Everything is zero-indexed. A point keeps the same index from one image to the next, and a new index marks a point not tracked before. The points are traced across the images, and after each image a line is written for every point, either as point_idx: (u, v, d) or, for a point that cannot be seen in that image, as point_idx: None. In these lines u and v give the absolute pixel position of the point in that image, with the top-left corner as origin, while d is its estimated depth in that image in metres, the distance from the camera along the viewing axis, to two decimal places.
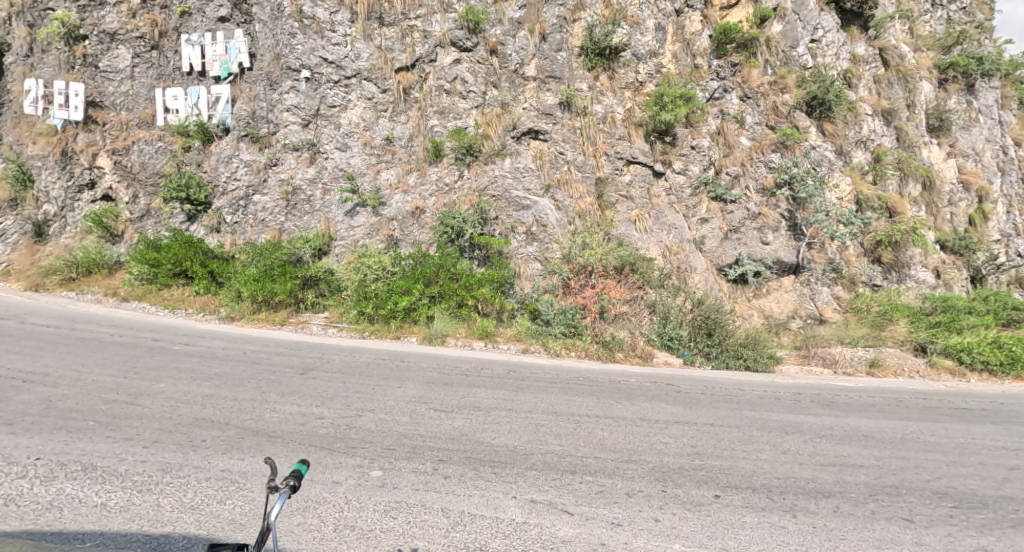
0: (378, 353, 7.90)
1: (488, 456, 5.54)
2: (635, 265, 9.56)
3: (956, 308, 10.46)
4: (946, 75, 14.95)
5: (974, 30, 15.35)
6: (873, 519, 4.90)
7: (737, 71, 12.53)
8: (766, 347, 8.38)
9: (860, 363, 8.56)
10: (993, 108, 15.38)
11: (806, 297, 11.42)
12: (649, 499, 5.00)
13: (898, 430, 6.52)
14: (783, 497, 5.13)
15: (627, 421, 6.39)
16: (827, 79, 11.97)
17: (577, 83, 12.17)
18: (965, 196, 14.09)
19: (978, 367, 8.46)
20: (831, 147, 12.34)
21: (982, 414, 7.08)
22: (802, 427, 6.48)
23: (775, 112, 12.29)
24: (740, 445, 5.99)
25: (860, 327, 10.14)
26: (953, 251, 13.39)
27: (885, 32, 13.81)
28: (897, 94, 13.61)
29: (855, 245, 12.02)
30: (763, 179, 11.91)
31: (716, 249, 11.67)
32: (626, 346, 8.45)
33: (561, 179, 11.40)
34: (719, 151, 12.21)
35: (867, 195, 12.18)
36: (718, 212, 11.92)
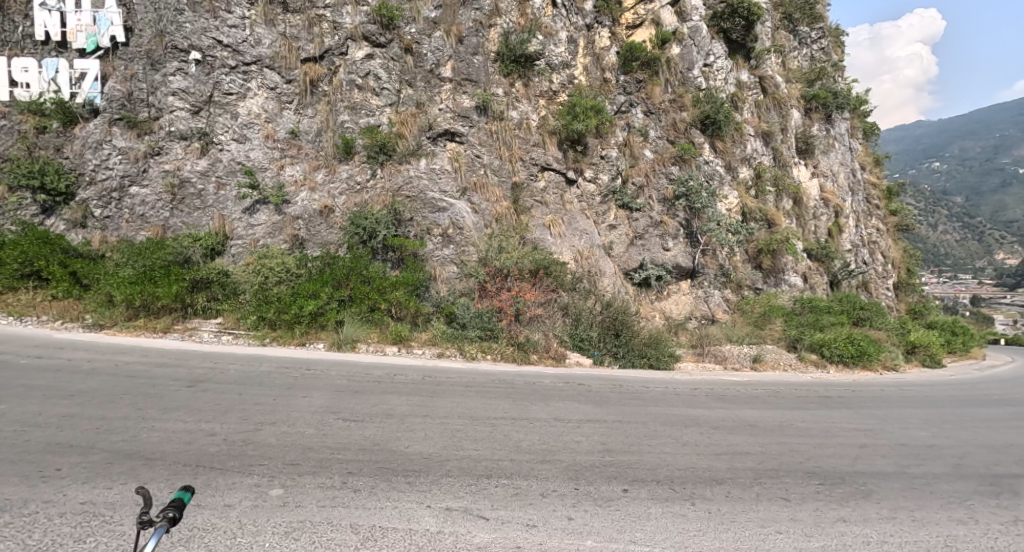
0: (279, 362, 7.31)
1: (402, 465, 5.31)
2: (549, 268, 9.80)
3: (819, 308, 12.13)
4: (810, 105, 17.18)
5: (830, 68, 17.90)
6: (758, 501, 5.28)
7: (642, 88, 13.44)
8: (666, 347, 9.06)
9: (745, 359, 9.49)
10: (845, 136, 18.00)
11: (701, 299, 12.52)
12: (563, 498, 5.03)
13: (777, 419, 7.30)
14: (683, 487, 5.43)
15: (542, 421, 6.52)
16: (718, 100, 13.32)
17: (494, 87, 12.31)
18: (826, 211, 16.31)
19: (836, 359, 9.87)
20: (722, 163, 13.74)
21: (839, 400, 8.18)
22: (698, 420, 7.01)
23: (674, 128, 13.37)
24: (646, 440, 6.35)
25: (745, 326, 11.29)
26: (817, 258, 15.31)
27: (763, 63, 15.56)
28: (774, 119, 15.42)
29: (740, 252, 13.39)
30: (664, 190, 12.84)
31: (623, 253, 12.29)
32: (540, 347, 8.62)
33: (477, 183, 11.42)
34: (625, 162, 12.92)
35: (751, 207, 13.79)
36: (625, 220, 12.62)
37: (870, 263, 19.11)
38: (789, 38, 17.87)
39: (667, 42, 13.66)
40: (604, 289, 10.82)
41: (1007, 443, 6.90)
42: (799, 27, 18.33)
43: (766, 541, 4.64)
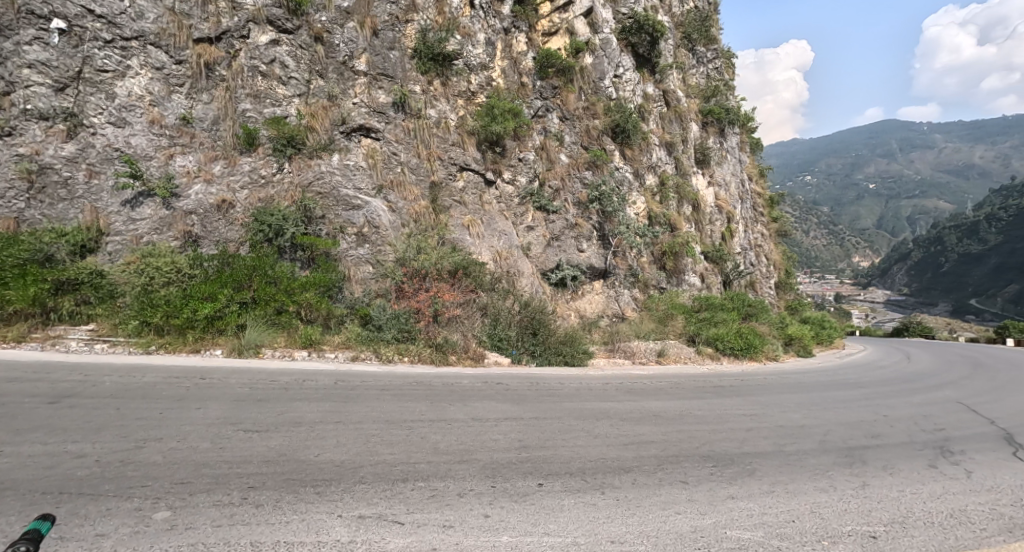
0: (167, 373, 6.55)
1: (311, 475, 4.47)
2: (467, 268, 9.83)
3: (714, 305, 13.60)
4: (707, 119, 19.94)
5: (723, 86, 20.70)
6: (660, 485, 5.08)
7: (557, 94, 14.54)
8: (580, 344, 9.50)
9: (651, 353, 10.26)
10: (734, 150, 21.11)
11: (612, 299, 13.36)
12: (480, 496, 4.51)
13: (678, 409, 7.73)
14: (593, 478, 5.12)
15: (461, 422, 6.20)
16: (626, 110, 15.07)
17: (411, 84, 12.17)
18: (720, 217, 19.20)
19: (728, 352, 11.00)
20: (631, 169, 15.42)
21: (729, 389, 8.99)
22: (609, 413, 7.23)
23: (587, 134, 14.65)
24: (560, 434, 6.21)
25: (651, 323, 12.13)
26: (712, 260, 17.72)
27: (667, 78, 17.91)
28: (676, 129, 17.92)
29: (648, 253, 14.98)
30: (579, 193, 13.84)
31: (540, 254, 12.71)
32: (458, 348, 8.58)
33: (394, 181, 11.11)
34: (542, 165, 13.52)
35: (656, 212, 15.58)
36: (541, 222, 13.10)
37: (755, 264, 21.46)
38: (689, 56, 20.28)
39: (581, 51, 14.89)
40: (523, 289, 10.97)
41: (858, 419, 7.85)
42: (696, 47, 20.80)
43: (667, 522, 4.39)
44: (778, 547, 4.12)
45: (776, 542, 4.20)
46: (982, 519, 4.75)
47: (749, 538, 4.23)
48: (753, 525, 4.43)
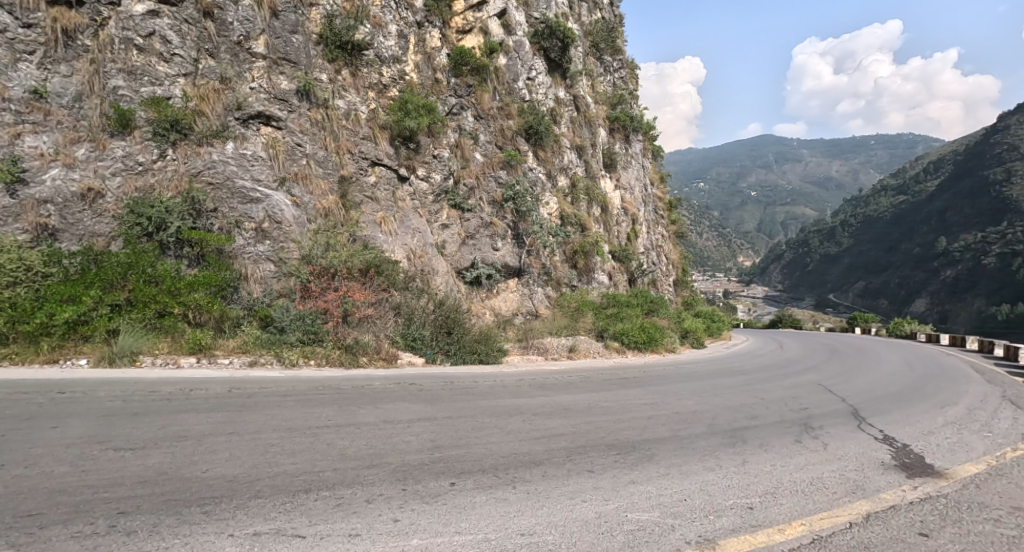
0: (15, 387, 5.72)
1: (197, 493, 4.09)
2: (380, 267, 9.51)
3: (620, 303, 14.26)
4: (614, 125, 20.94)
5: (628, 95, 21.86)
6: (569, 476, 5.18)
7: (472, 93, 14.49)
8: (495, 342, 9.61)
9: (563, 349, 10.60)
10: (638, 155, 22.43)
11: (527, 297, 13.53)
12: (390, 501, 4.35)
13: (587, 402, 7.94)
14: (505, 473, 5.13)
15: (371, 425, 5.98)
16: (539, 113, 15.63)
17: (316, 73, 11.64)
18: (626, 219, 20.17)
19: (633, 345, 11.93)
20: (544, 171, 15.78)
21: (633, 381, 9.37)
22: (521, 409, 7.28)
23: (501, 135, 14.86)
24: (473, 432, 6.18)
25: (563, 319, 12.53)
26: (620, 259, 18.56)
27: (577, 84, 18.57)
28: (586, 133, 18.63)
29: (560, 252, 15.30)
30: (493, 193, 13.95)
31: (455, 253, 12.59)
32: (370, 350, 8.30)
33: (299, 174, 10.50)
34: (457, 163, 13.43)
35: (568, 213, 16.03)
36: (457, 220, 13.00)
37: (657, 263, 22.75)
38: (597, 64, 21.09)
39: (495, 52, 15.12)
40: (438, 289, 10.80)
41: (743, 403, 8.51)
42: (603, 56, 21.71)
43: (574, 511, 4.47)
44: (673, 525, 4.33)
45: (670, 521, 4.40)
46: (835, 484, 5.27)
47: (647, 519, 4.41)
48: (650, 506, 4.63)
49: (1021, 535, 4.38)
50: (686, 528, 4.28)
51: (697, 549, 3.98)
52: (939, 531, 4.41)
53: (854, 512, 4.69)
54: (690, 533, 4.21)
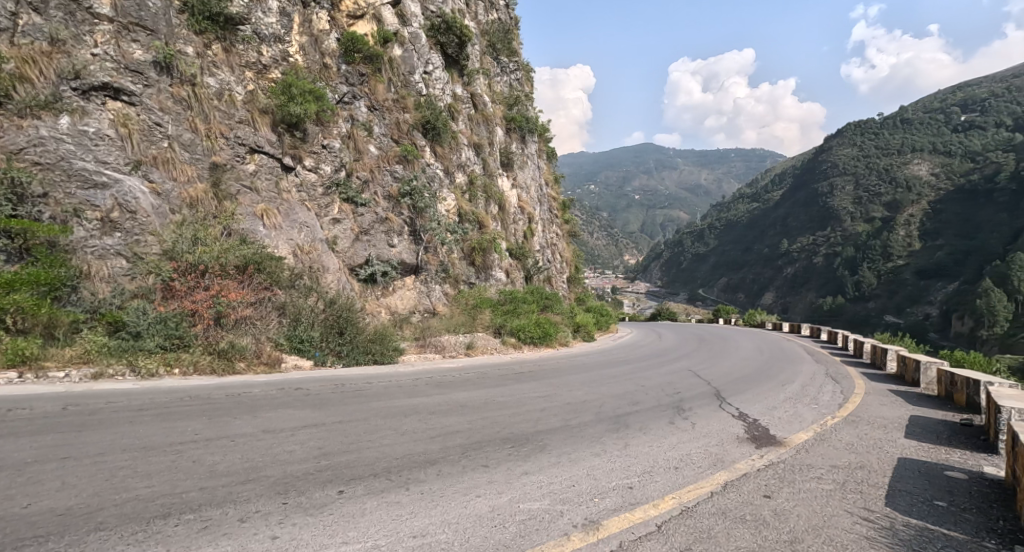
0: None
1: (16, 534, 3.45)
2: (261, 264, 8.80)
3: (517, 299, 14.67)
4: (510, 126, 21.19)
5: (523, 97, 22.26)
6: (464, 472, 5.06)
7: (365, 82, 13.86)
8: (391, 341, 9.38)
9: (461, 346, 10.58)
10: (534, 156, 22.86)
11: (424, 294, 13.26)
12: (268, 517, 3.96)
13: (483, 398, 7.85)
14: (399, 475, 4.89)
15: (248, 436, 5.46)
16: (436, 109, 15.42)
17: (179, 44, 10.47)
18: (523, 218, 20.47)
19: (530, 341, 12.36)
20: (441, 167, 15.54)
21: (529, 376, 9.47)
22: (417, 408, 7.03)
23: (397, 127, 14.36)
24: (366, 436, 5.84)
25: (460, 316, 12.46)
26: (516, 257, 18.77)
27: (474, 82, 18.52)
28: (483, 132, 18.64)
29: (458, 250, 15.15)
30: (389, 187, 13.48)
31: (348, 249, 11.97)
32: (249, 354, 7.65)
33: (158, 157, 9.42)
34: (350, 155, 12.80)
35: (465, 211, 15.94)
36: (350, 214, 12.37)
37: (552, 261, 23.36)
38: (494, 64, 21.18)
39: (390, 42, 14.66)
40: (329, 286, 10.21)
41: (625, 391, 8.90)
42: (500, 57, 21.85)
43: (468, 506, 4.37)
44: (561, 511, 4.37)
45: (559, 506, 4.45)
46: (699, 459, 5.65)
47: (537, 507, 4.41)
48: (540, 495, 4.64)
49: (837, 488, 4.96)
50: (573, 513, 4.34)
51: (583, 533, 4.03)
52: (779, 491, 4.86)
53: (715, 482, 5.04)
54: (577, 517, 4.28)
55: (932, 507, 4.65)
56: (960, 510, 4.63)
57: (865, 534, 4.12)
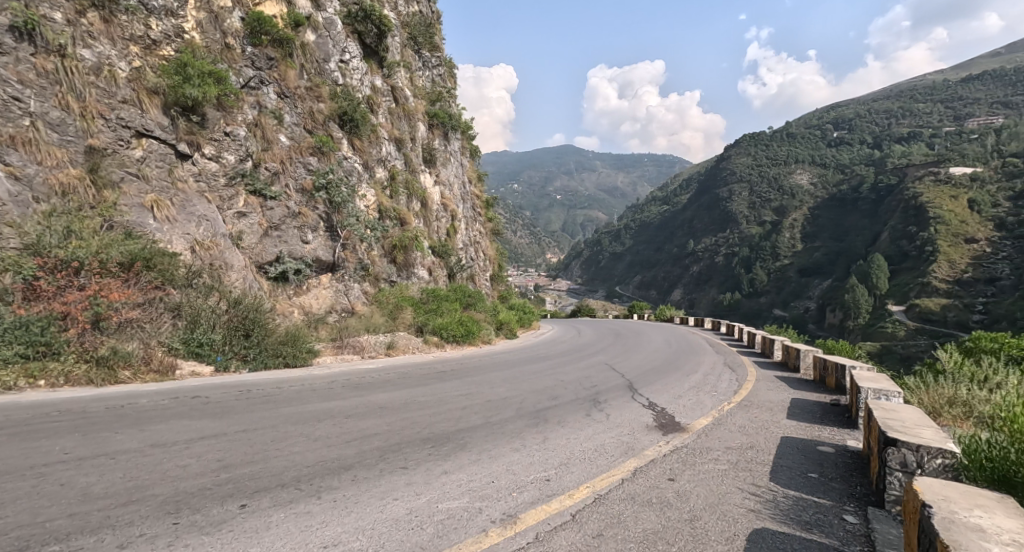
0: None
1: None
2: (150, 260, 7.99)
3: (439, 297, 14.48)
4: (433, 122, 20.76)
5: (446, 93, 21.91)
6: (381, 476, 4.78)
7: (274, 66, 13.04)
8: (303, 343, 8.93)
9: (381, 346, 10.31)
10: (456, 153, 22.61)
11: (341, 293, 12.67)
12: (154, 541, 3.53)
13: (404, 399, 7.51)
14: (310, 484, 4.54)
15: (132, 452, 4.87)
16: (354, 100, 14.81)
17: (46, 9, 9.17)
18: (445, 216, 20.15)
19: (452, 339, 12.40)
20: (359, 160, 14.92)
21: (450, 374, 9.28)
22: (332, 412, 6.59)
23: (310, 117, 13.64)
24: (273, 445, 5.37)
25: (380, 315, 12.05)
26: (439, 254, 18.46)
27: (394, 74, 17.98)
28: (405, 126, 18.11)
29: (378, 247, 14.64)
30: (302, 180, 12.75)
31: (255, 245, 11.17)
32: (137, 361, 6.93)
33: (18, 137, 8.16)
34: (257, 144, 11.96)
35: (386, 207, 15.42)
36: (258, 208, 11.56)
37: (475, 259, 23.25)
38: (415, 57, 20.70)
39: (301, 26, 13.92)
40: (233, 285, 9.47)
41: (546, 386, 8.92)
42: (421, 51, 21.41)
43: (384, 511, 4.13)
44: (480, 507, 4.25)
45: (477, 503, 4.32)
46: (612, 448, 5.74)
47: (456, 506, 4.26)
48: (460, 493, 4.49)
49: (730, 468, 5.22)
50: (492, 509, 4.23)
51: (501, 528, 3.95)
52: (681, 474, 5.03)
53: (625, 469, 5.12)
54: (495, 513, 4.18)
55: (806, 479, 5.03)
56: (828, 480, 5.04)
57: (752, 508, 4.37)
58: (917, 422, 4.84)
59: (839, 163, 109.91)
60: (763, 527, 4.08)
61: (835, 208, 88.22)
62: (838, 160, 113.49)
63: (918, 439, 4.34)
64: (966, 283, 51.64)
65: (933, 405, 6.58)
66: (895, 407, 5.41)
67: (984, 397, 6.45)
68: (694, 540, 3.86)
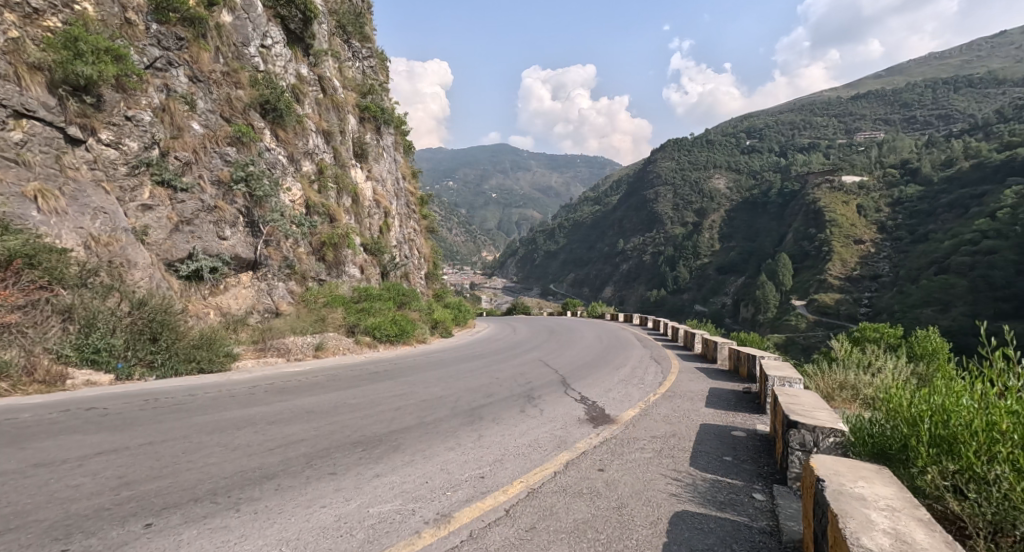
0: None
1: None
2: (33, 258, 7.16)
3: (372, 297, 14.05)
4: (364, 115, 20.11)
5: (378, 86, 21.28)
6: (308, 483, 4.47)
7: (184, 47, 12.15)
8: (221, 346, 8.32)
9: (308, 347, 9.91)
10: (389, 148, 22.04)
11: (264, 292, 12.00)
12: None
13: (332, 402, 7.11)
14: (227, 496, 4.18)
15: (13, 474, 4.30)
16: (277, 88, 14.03)
17: None
18: (378, 212, 19.58)
19: (385, 338, 12.13)
20: (283, 152, 14.17)
21: (382, 375, 8.96)
22: (253, 419, 6.11)
23: (228, 104, 12.82)
24: (184, 456, 4.89)
25: (308, 316, 11.52)
26: (372, 252, 17.92)
27: (321, 63, 17.22)
28: (333, 118, 17.39)
29: (306, 244, 14.00)
30: (218, 171, 11.93)
31: (164, 241, 10.31)
32: (18, 372, 6.24)
33: None
34: (165, 131, 11.10)
35: (314, 202, 14.74)
36: (166, 201, 10.70)
37: (409, 257, 22.77)
38: (344, 47, 19.96)
39: (216, 6, 13.07)
40: (136, 284, 8.69)
41: (481, 384, 8.81)
42: (351, 40, 20.69)
43: (311, 519, 3.88)
44: (413, 509, 4.09)
45: (410, 505, 4.15)
46: (545, 442, 5.73)
47: (388, 509, 4.07)
48: (392, 496, 4.29)
49: (654, 455, 5.35)
50: (425, 509, 4.08)
51: (435, 528, 3.81)
52: (610, 464, 5.08)
53: (558, 462, 5.11)
54: (429, 513, 4.03)
55: (721, 462, 5.24)
56: (741, 462, 5.28)
57: (673, 492, 4.48)
58: (815, 405, 5.15)
59: (753, 169, 117.65)
60: (683, 509, 4.19)
61: (747, 211, 94.50)
62: (753, 165, 121.12)
63: (815, 419, 4.60)
64: (863, 280, 56.63)
65: (827, 389, 7.10)
66: (798, 392, 5.74)
67: (868, 381, 7.02)
68: (622, 526, 3.89)
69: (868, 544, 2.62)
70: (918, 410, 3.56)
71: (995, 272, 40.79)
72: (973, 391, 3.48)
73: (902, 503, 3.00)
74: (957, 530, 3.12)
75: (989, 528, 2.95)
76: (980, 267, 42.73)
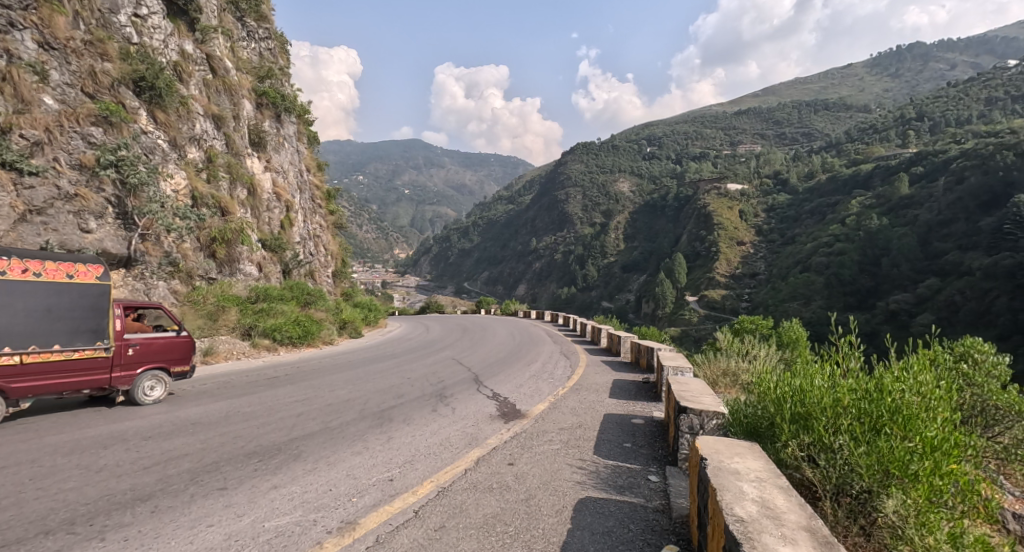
0: None
1: None
2: None
3: (271, 297, 13.17)
4: (261, 101, 18.75)
5: (277, 70, 19.90)
6: (190, 503, 4.04)
7: (33, 10, 10.69)
8: None
9: (195, 354, 9.12)
10: (291, 138, 20.72)
11: (140, 292, 10.88)
12: None
13: (223, 411, 6.55)
14: (88, 525, 3.68)
15: None
16: (155, 64, 12.59)
17: None
18: (279, 206, 18.36)
19: (286, 341, 11.42)
20: (163, 136, 12.84)
21: (282, 380, 8.42)
22: (124, 435, 5.46)
23: (92, 79, 11.40)
24: (34, 483, 4.26)
25: (196, 317, 10.57)
26: (271, 248, 16.82)
27: (210, 42, 15.82)
28: (225, 102, 16.05)
29: (192, 240, 12.81)
30: (79, 154, 10.57)
31: (8, 233, 8.98)
32: None
33: None
34: (6, 104, 9.72)
35: (202, 193, 13.48)
36: (10, 187, 9.33)
37: (314, 255, 21.56)
38: (236, 25, 18.47)
39: None
40: None
41: (390, 384, 8.52)
42: (245, 19, 19.21)
43: (195, 541, 3.53)
44: (315, 519, 3.84)
45: (312, 515, 3.90)
46: (457, 440, 5.65)
47: (286, 522, 3.79)
48: (292, 508, 4.01)
49: (561, 446, 5.45)
50: (328, 518, 3.85)
51: (338, 537, 3.61)
52: (520, 458, 5.11)
53: (468, 460, 5.05)
54: (331, 522, 3.81)
55: (621, 448, 5.45)
56: (640, 447, 5.51)
57: (578, 480, 4.59)
58: (704, 391, 5.47)
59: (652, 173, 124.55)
60: (586, 496, 4.29)
61: (647, 211, 99.92)
62: (649, 170, 128.74)
63: (701, 404, 4.89)
64: (745, 276, 61.99)
65: (713, 376, 7.61)
66: (689, 380, 6.08)
67: (747, 367, 7.61)
68: (529, 517, 3.91)
69: (740, 512, 2.81)
70: (783, 391, 3.91)
71: (848, 269, 46.45)
72: (826, 373, 3.89)
73: (768, 474, 3.25)
74: (811, 494, 3.43)
75: (833, 489, 3.26)
76: (835, 264, 48.39)
